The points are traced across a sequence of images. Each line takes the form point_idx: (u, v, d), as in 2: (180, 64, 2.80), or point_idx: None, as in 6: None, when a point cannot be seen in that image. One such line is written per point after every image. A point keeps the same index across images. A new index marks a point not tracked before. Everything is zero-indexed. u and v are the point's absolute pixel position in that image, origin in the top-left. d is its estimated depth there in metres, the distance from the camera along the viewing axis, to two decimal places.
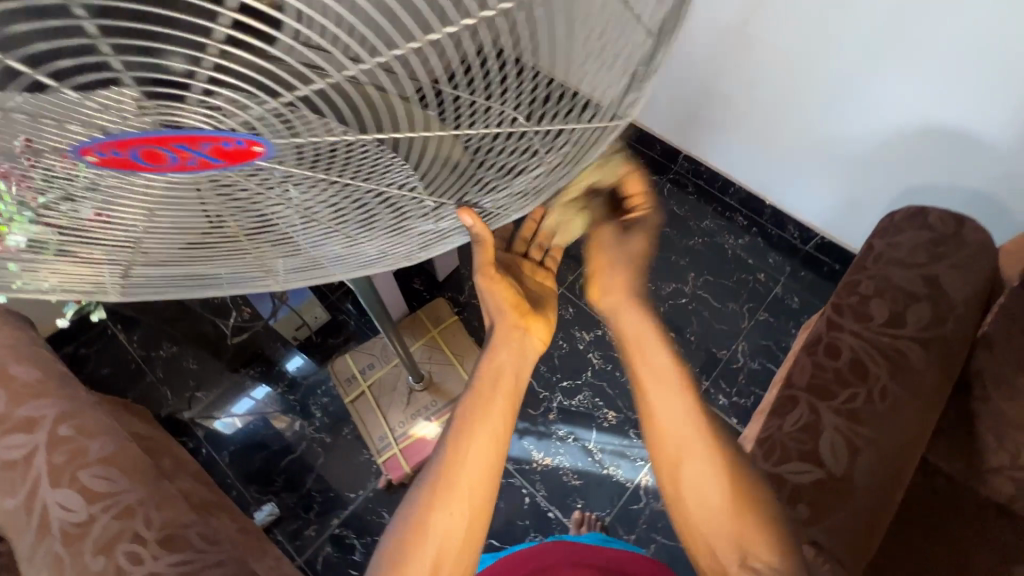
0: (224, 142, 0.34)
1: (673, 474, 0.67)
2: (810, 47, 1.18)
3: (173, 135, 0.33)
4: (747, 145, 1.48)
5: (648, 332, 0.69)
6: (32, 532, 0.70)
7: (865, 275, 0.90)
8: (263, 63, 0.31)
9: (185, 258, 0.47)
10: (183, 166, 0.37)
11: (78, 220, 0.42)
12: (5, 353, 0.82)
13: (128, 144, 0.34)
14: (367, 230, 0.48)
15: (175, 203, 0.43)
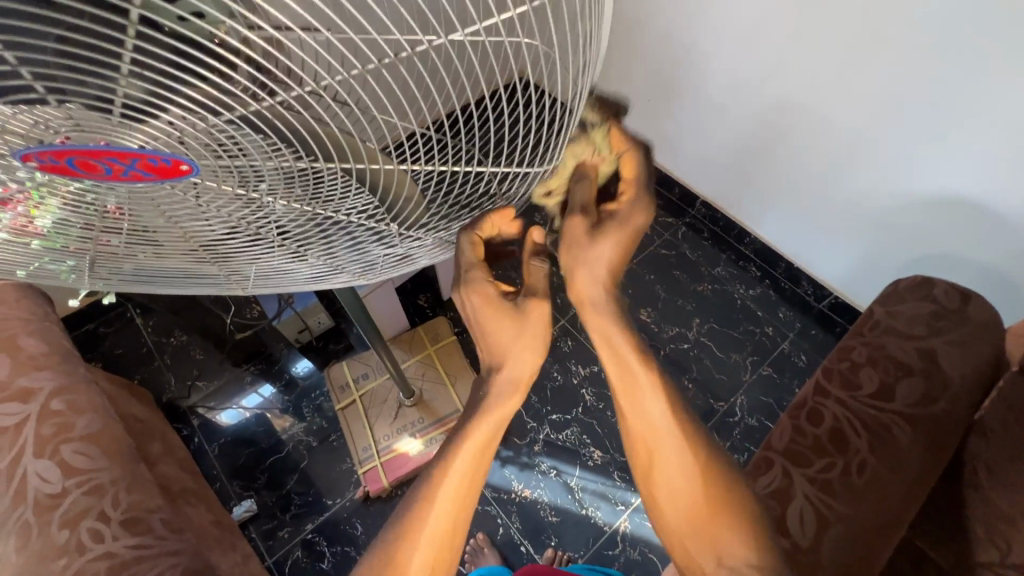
0: (152, 159, 0.37)
1: (648, 477, 0.63)
2: (826, 104, 1.17)
3: (106, 150, 0.37)
4: (760, 193, 1.47)
5: (620, 342, 0.62)
6: (9, 497, 0.73)
7: (859, 342, 0.87)
8: (173, 91, 0.34)
9: (183, 247, 0.55)
10: (117, 177, 0.41)
11: (96, 214, 0.49)
12: (18, 324, 0.87)
13: (65, 154, 0.37)
14: (338, 238, 0.57)
15: (170, 210, 0.49)
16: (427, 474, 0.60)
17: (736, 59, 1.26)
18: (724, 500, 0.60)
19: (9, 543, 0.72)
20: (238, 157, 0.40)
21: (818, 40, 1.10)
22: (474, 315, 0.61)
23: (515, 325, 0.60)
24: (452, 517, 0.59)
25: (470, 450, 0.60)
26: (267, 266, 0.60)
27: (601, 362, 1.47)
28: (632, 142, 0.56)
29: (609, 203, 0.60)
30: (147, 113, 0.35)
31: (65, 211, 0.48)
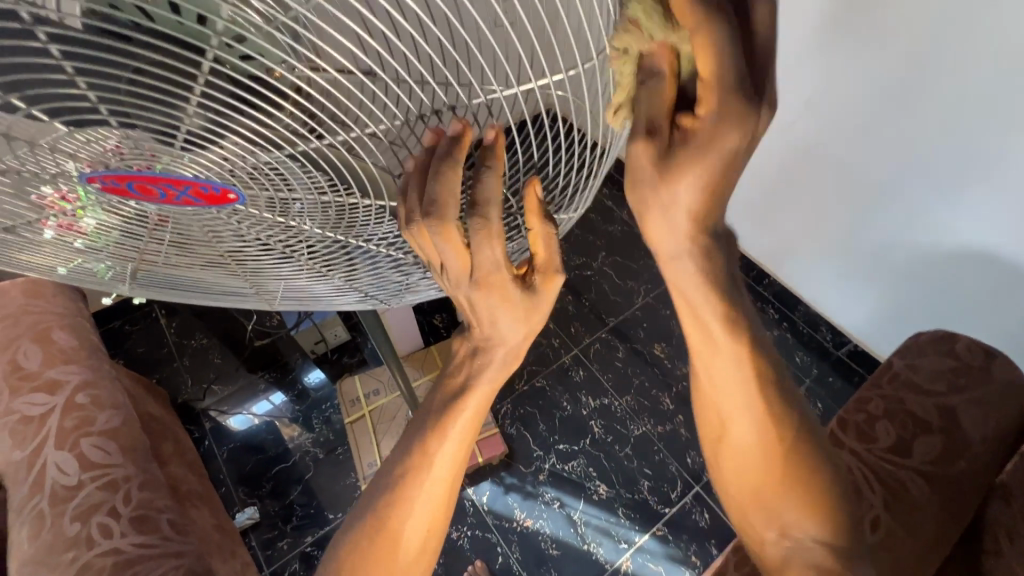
0: (203, 186, 0.41)
1: (717, 437, 0.53)
2: (849, 155, 1.18)
3: (163, 177, 0.40)
4: (780, 232, 1.47)
5: (698, 301, 0.47)
6: (27, 486, 0.76)
7: (876, 394, 0.86)
8: (230, 131, 0.37)
9: (218, 261, 0.58)
10: (169, 200, 0.45)
11: (137, 225, 0.52)
12: (52, 317, 0.91)
13: (126, 178, 0.41)
14: (363, 263, 0.59)
15: (209, 227, 0.52)
16: (416, 439, 0.53)
17: (761, 105, 1.29)
18: (795, 473, 0.52)
19: (22, 531, 0.73)
20: (281, 187, 0.43)
21: (842, 94, 1.12)
22: (472, 302, 0.48)
23: (528, 313, 0.48)
24: (448, 483, 0.52)
25: (465, 417, 0.52)
26: (295, 283, 0.62)
27: (611, 395, 1.46)
28: (713, 7, 0.34)
29: (685, 116, 0.38)
30: (203, 146, 0.38)
31: (109, 216, 0.50)
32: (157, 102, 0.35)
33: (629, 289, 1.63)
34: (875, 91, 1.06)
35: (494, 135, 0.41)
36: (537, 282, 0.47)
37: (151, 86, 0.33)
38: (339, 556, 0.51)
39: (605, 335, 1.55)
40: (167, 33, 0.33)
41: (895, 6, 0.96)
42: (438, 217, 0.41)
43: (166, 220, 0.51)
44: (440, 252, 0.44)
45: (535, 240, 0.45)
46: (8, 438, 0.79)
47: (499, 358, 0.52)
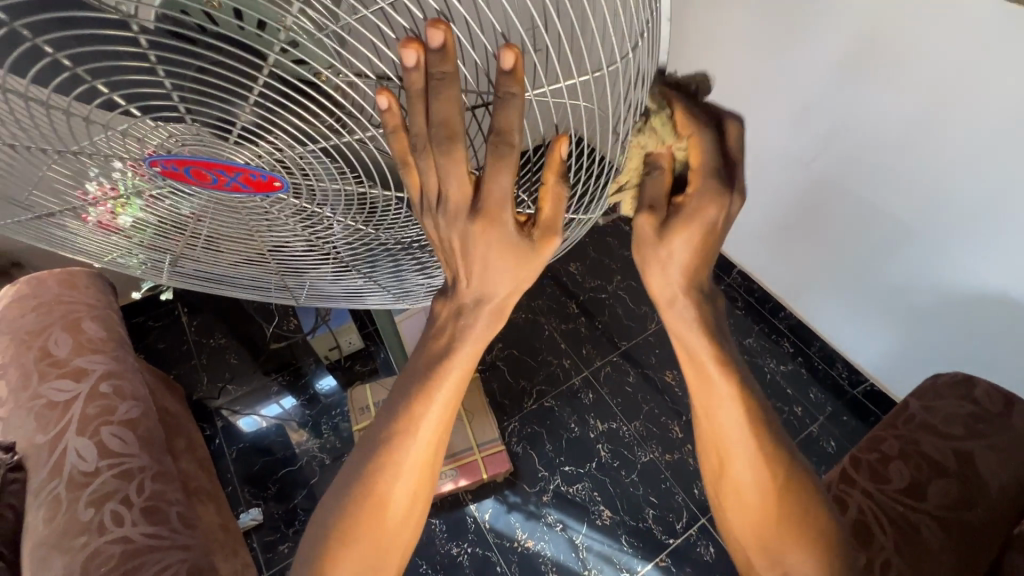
0: (251, 173, 0.43)
1: (717, 473, 0.54)
2: (868, 190, 1.18)
3: (217, 163, 0.43)
4: (796, 262, 1.46)
5: (699, 348, 0.51)
6: (47, 469, 0.78)
7: (891, 434, 0.85)
8: (281, 125, 0.40)
9: (247, 253, 0.61)
10: (219, 185, 0.47)
11: (173, 214, 0.55)
12: (83, 307, 0.95)
13: (184, 162, 0.44)
14: (385, 262, 0.61)
15: (242, 217, 0.55)
16: (399, 403, 0.52)
17: (782, 139, 1.30)
18: (788, 515, 0.51)
19: (38, 513, 0.75)
20: (315, 180, 0.45)
21: (863, 130, 1.13)
22: (463, 241, 0.44)
23: (520, 264, 0.45)
24: (429, 449, 0.52)
25: (449, 383, 0.52)
26: (318, 279, 0.64)
27: (620, 420, 1.45)
28: (703, 119, 0.44)
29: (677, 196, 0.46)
30: (255, 138, 0.41)
31: (147, 207, 0.53)
32: (220, 94, 0.37)
33: (643, 314, 1.63)
34: (897, 130, 1.07)
35: (513, 58, 0.36)
36: (534, 236, 0.44)
37: (219, 80, 0.36)
38: (327, 522, 0.51)
39: (617, 359, 1.55)
40: (232, 35, 0.35)
41: (920, 48, 0.97)
42: (448, 140, 0.39)
43: (200, 208, 0.54)
44: (440, 175, 0.41)
45: (545, 197, 0.44)
46: (33, 421, 0.82)
47: (483, 320, 0.50)
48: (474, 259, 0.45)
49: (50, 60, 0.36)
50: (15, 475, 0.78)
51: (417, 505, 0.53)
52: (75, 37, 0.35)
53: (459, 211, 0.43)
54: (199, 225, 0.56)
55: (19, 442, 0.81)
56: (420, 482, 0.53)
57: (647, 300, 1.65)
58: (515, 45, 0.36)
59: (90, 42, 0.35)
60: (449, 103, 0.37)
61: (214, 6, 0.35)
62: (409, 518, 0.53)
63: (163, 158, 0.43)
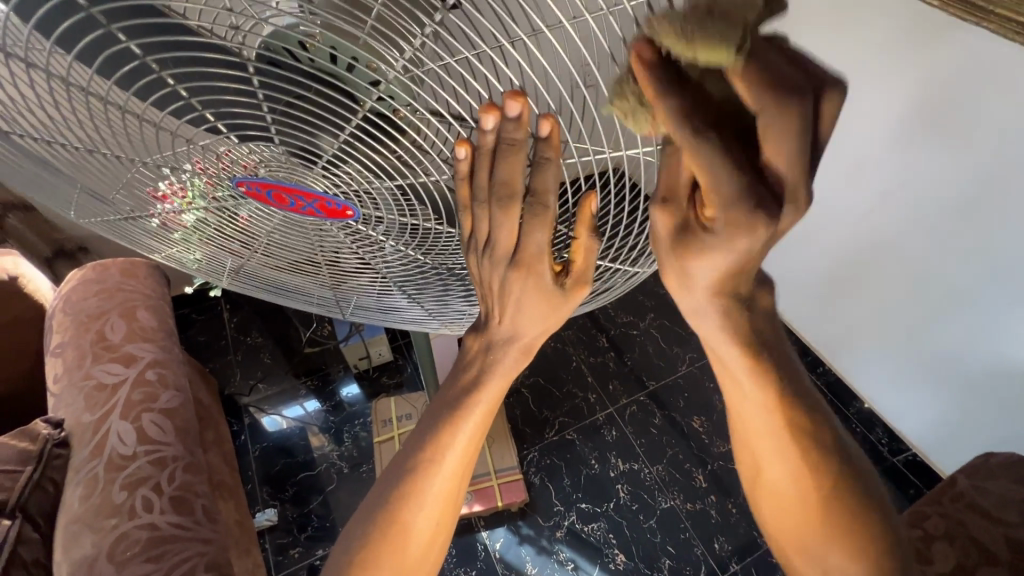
0: (328, 202, 0.47)
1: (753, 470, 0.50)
2: (926, 255, 1.14)
3: (298, 189, 0.46)
4: (839, 318, 1.42)
5: (728, 356, 0.46)
6: (89, 448, 0.81)
7: (935, 511, 0.80)
8: (363, 160, 0.43)
9: (303, 262, 0.63)
10: (296, 209, 0.51)
11: (237, 222, 0.58)
12: (140, 297, 1.00)
13: (268, 186, 0.47)
14: (431, 285, 0.62)
15: (304, 228, 0.57)
16: (427, 434, 0.52)
17: (836, 195, 1.28)
18: (834, 521, 0.46)
19: (76, 490, 0.78)
20: (384, 210, 0.48)
21: (923, 195, 1.10)
22: (502, 288, 0.46)
23: (548, 306, 0.47)
24: (449, 484, 0.51)
25: (474, 417, 0.52)
26: (366, 294, 0.66)
27: (642, 461, 1.41)
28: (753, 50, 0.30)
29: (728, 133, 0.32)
30: (338, 168, 0.44)
31: (210, 215, 0.56)
32: (312, 128, 0.41)
33: (674, 355, 1.60)
34: (959, 196, 1.04)
35: (550, 127, 0.37)
36: (565, 285, 0.46)
37: (309, 115, 0.39)
38: (349, 546, 0.50)
39: (644, 398, 1.52)
40: (331, 79, 0.38)
41: (980, 119, 0.95)
42: (506, 198, 0.40)
43: (266, 218, 0.57)
44: (492, 226, 0.42)
45: (576, 249, 0.45)
46: (83, 400, 0.86)
47: (510, 358, 0.52)
48: (512, 305, 0.47)
49: (170, 88, 0.40)
50: (60, 451, 0.81)
51: (438, 537, 0.52)
52: (193, 68, 0.39)
53: (502, 263, 0.44)
54: (260, 233, 0.59)
55: (67, 419, 0.85)
56: (444, 514, 0.52)
57: (680, 341, 1.62)
58: (554, 115, 0.37)
59: (202, 74, 0.39)
60: (513, 165, 0.38)
61: (312, 46, 0.38)
62: (431, 549, 0.52)
63: (249, 180, 0.46)
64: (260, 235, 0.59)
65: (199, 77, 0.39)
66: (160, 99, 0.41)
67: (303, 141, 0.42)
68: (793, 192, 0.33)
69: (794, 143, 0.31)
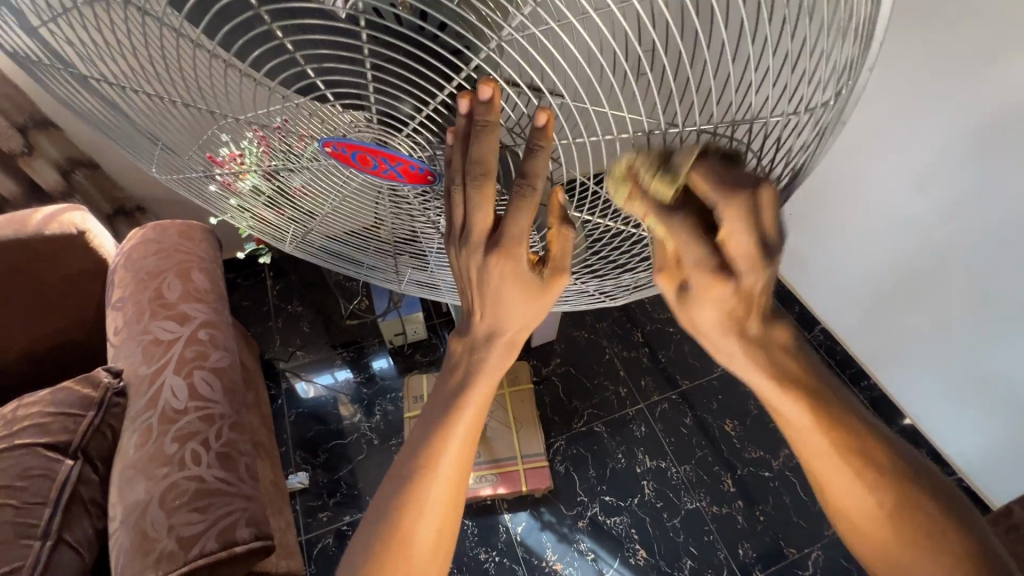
0: (412, 165, 0.47)
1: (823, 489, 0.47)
2: (997, 270, 1.07)
3: (383, 152, 0.46)
4: (890, 331, 1.36)
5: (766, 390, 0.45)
6: (144, 400, 0.85)
7: (986, 541, 0.77)
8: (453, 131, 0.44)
9: (361, 226, 0.64)
10: (377, 172, 0.50)
11: (287, 188, 0.58)
12: (194, 260, 1.03)
13: (353, 148, 0.47)
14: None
15: (364, 191, 0.57)
16: (419, 443, 0.51)
17: (894, 203, 1.21)
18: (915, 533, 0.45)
19: (131, 439, 0.82)
20: None
21: (1000, 209, 1.03)
22: (481, 277, 0.43)
23: (531, 300, 0.45)
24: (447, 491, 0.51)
25: (465, 422, 0.51)
26: (423, 262, 0.67)
27: (670, 460, 1.40)
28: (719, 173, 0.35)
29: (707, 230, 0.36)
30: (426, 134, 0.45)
31: (274, 175, 0.55)
32: (407, 95, 0.42)
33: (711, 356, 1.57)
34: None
35: (547, 117, 0.37)
36: (544, 275, 0.44)
37: (409, 80, 0.41)
38: (355, 559, 0.51)
39: (676, 397, 1.50)
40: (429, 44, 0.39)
41: None
42: (482, 175, 0.39)
43: (317, 182, 0.57)
44: (469, 207, 0.41)
45: (552, 239, 0.43)
46: (140, 353, 0.90)
47: (497, 352, 0.50)
48: (490, 295, 0.44)
49: (282, 47, 0.40)
50: (117, 400, 0.85)
51: (443, 541, 0.52)
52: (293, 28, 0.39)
53: (477, 245, 0.42)
54: (326, 193, 0.59)
55: (125, 370, 0.89)
56: (445, 519, 0.52)
57: None
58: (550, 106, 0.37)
59: (308, 31, 0.40)
60: (490, 146, 0.38)
61: (403, 7, 0.38)
62: (436, 553, 0.52)
63: (335, 141, 0.46)
64: (325, 197, 0.59)
65: (304, 35, 0.40)
66: (259, 57, 0.42)
67: (395, 106, 0.43)
68: (756, 263, 0.35)
69: (746, 221, 0.34)
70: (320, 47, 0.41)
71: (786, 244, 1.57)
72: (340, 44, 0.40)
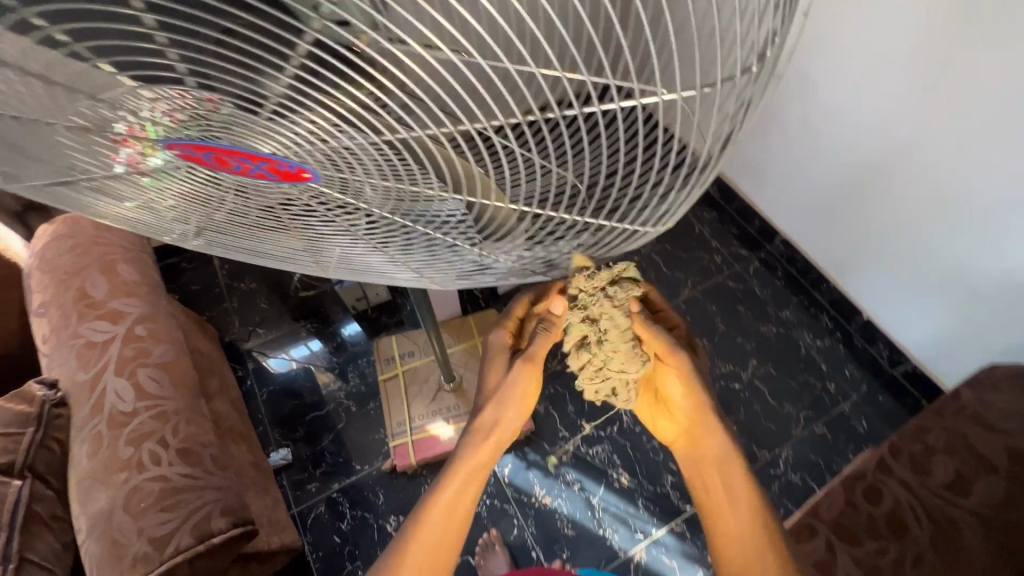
0: (279, 164, 0.41)
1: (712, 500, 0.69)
2: (946, 166, 1.08)
3: (241, 153, 0.40)
4: (845, 234, 1.38)
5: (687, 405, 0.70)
6: (88, 406, 0.80)
7: (937, 425, 0.81)
8: (325, 118, 0.35)
9: (286, 228, 0.55)
10: (243, 172, 0.44)
11: (185, 177, 0.48)
12: (119, 251, 0.95)
13: (205, 149, 0.41)
14: (432, 249, 0.55)
15: (279, 190, 0.48)
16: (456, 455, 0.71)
17: (846, 108, 1.19)
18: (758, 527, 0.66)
19: (82, 448, 0.78)
20: (361, 172, 0.41)
21: (947, 106, 1.02)
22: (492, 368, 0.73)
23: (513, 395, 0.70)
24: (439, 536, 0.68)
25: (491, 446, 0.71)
26: (356, 261, 0.59)
27: None
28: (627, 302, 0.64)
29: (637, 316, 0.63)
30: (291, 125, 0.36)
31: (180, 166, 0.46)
32: (243, 80, 0.32)
33: (676, 280, 1.61)
34: (991, 106, 0.96)
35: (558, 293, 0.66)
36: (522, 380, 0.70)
37: (236, 60, 0.31)
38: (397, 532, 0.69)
39: None
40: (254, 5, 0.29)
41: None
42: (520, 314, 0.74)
43: (222, 179, 0.48)
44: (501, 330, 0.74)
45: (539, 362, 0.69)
46: (74, 359, 0.84)
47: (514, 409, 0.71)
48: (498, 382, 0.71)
49: (48, 36, 0.31)
50: (58, 411, 0.80)
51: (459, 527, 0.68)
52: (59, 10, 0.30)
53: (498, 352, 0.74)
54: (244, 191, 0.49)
55: (61, 379, 0.84)
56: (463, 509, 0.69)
57: (680, 266, 1.63)
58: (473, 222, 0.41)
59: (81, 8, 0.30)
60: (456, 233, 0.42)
61: None
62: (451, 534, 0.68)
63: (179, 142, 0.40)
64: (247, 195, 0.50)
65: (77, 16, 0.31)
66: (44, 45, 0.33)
67: (238, 97, 0.34)
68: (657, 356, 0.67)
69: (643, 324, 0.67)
70: (103, 32, 0.31)
71: (744, 157, 1.55)
72: (134, 25, 0.31)
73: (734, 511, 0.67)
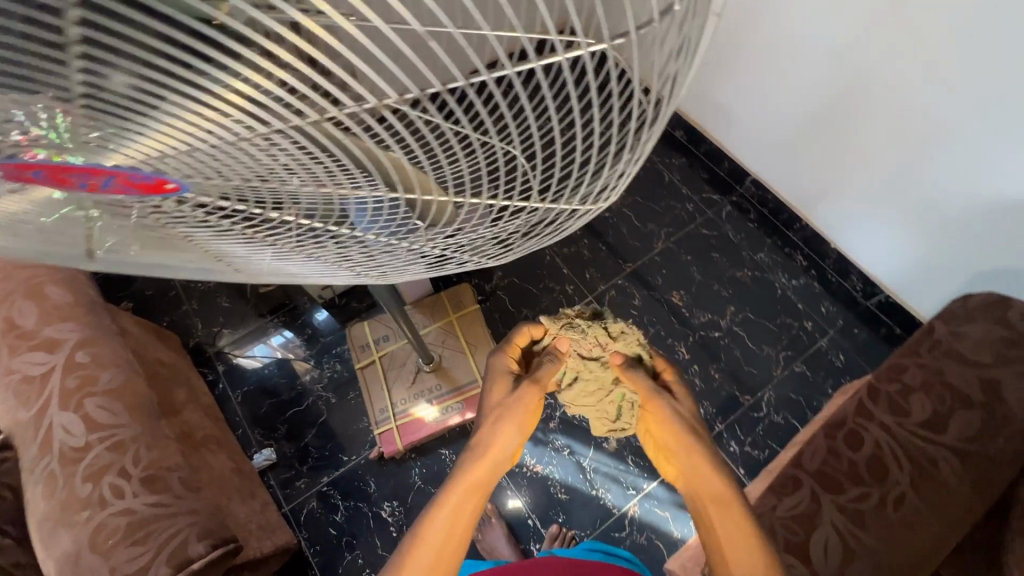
0: (129, 175, 0.33)
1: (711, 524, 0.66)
2: (913, 88, 1.05)
3: (78, 165, 0.32)
4: (815, 169, 1.35)
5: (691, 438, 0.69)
6: (36, 445, 0.75)
7: (914, 363, 0.81)
8: (157, 125, 0.28)
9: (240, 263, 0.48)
10: (96, 191, 0.36)
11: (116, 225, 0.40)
12: (45, 272, 0.87)
13: (33, 165, 0.33)
14: (395, 250, 0.50)
15: (239, 231, 0.42)
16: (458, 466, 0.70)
17: (813, 33, 1.15)
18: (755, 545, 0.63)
19: (36, 490, 0.73)
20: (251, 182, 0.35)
21: (912, 23, 0.98)
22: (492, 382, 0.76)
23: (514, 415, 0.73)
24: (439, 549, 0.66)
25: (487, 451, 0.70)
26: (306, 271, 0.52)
27: None
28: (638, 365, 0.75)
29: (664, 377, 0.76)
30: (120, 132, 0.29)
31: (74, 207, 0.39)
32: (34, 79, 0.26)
33: (649, 233, 1.57)
34: (955, 21, 0.93)
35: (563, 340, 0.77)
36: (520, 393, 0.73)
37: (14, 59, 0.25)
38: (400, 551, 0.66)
39: (622, 282, 1.50)
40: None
41: None
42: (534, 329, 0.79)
43: (175, 226, 0.41)
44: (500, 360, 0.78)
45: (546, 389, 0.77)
46: (13, 396, 0.78)
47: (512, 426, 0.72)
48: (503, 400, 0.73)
49: None
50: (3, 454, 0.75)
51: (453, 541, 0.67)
52: None
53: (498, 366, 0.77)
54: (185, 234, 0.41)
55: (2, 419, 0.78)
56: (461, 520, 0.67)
57: (653, 218, 1.59)
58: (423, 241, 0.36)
59: None
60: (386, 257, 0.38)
61: None
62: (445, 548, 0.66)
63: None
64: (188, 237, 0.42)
65: None
66: None
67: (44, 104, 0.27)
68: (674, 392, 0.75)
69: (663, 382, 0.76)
70: None
71: (711, 95, 1.50)
72: None
73: (753, 551, 0.63)
